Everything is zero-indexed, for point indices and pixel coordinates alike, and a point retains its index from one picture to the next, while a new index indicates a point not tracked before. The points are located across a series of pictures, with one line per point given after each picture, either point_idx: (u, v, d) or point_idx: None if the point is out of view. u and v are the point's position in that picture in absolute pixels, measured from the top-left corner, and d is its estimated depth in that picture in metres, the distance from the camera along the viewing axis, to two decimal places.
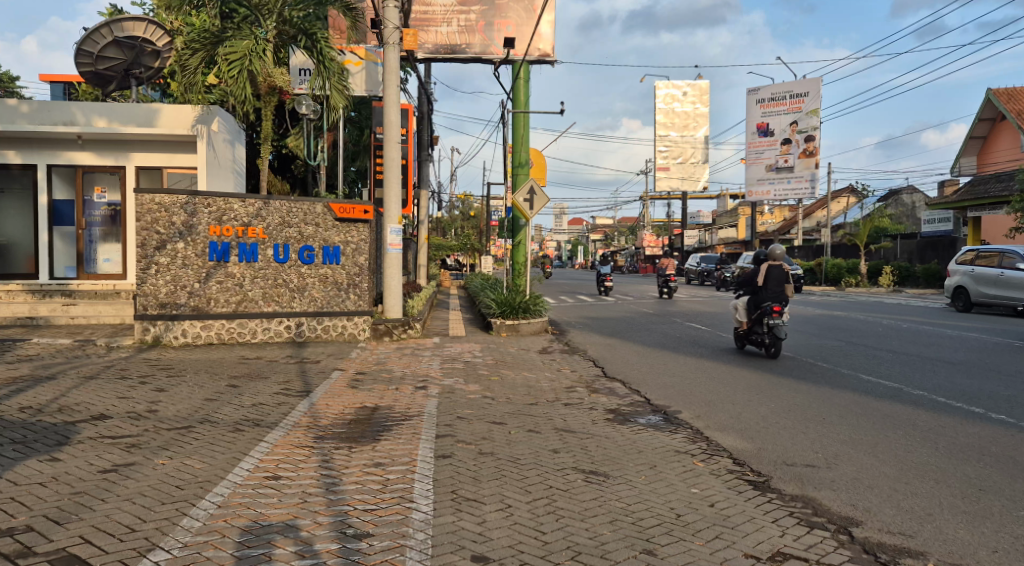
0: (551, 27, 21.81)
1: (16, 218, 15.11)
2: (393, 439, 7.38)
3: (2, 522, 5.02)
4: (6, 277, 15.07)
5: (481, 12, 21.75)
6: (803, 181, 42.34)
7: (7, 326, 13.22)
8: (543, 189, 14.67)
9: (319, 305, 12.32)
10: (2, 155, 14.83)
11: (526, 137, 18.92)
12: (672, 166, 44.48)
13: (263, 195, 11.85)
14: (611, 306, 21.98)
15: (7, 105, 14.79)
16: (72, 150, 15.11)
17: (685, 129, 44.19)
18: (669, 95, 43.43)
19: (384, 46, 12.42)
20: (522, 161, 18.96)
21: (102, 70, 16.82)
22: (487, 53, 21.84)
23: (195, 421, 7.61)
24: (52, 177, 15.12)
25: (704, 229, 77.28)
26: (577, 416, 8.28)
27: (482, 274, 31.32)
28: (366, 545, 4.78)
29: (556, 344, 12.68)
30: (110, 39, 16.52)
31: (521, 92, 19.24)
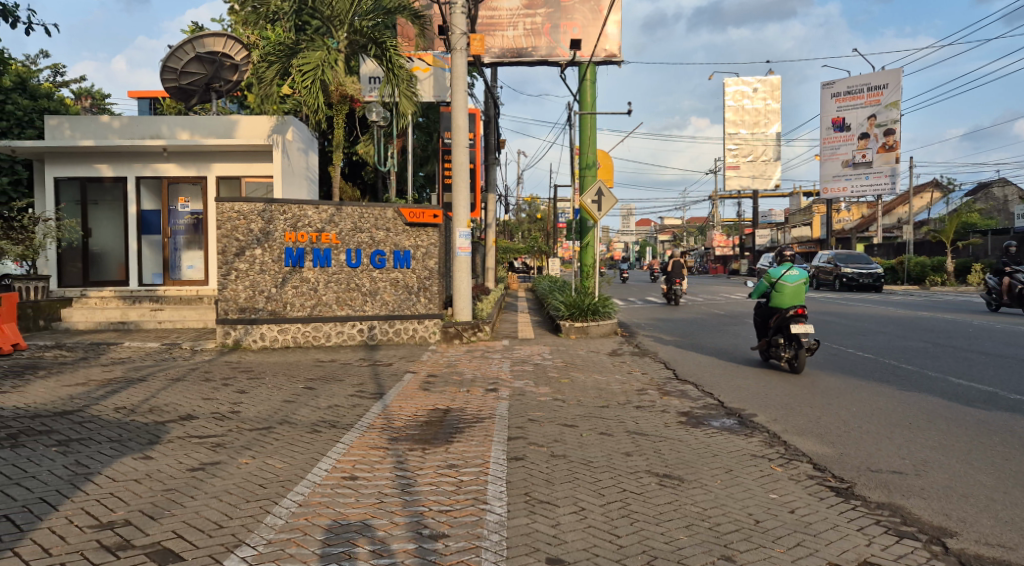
0: (618, 27, 21.72)
1: (108, 227, 15.90)
2: (466, 441, 7.46)
3: (101, 516, 5.28)
4: (98, 284, 15.81)
5: (548, 15, 21.92)
6: (882, 177, 41.05)
7: (101, 330, 13.82)
8: (612, 190, 14.52)
9: (391, 309, 12.54)
10: (96, 169, 15.65)
11: (592, 138, 18.83)
12: (742, 165, 43.70)
13: (335, 201, 12.17)
14: (682, 308, 21.59)
15: (100, 122, 15.77)
16: (159, 162, 15.75)
17: (755, 126, 43.13)
18: (738, 92, 42.64)
19: (451, 52, 12.50)
20: (589, 162, 18.94)
21: (185, 85, 17.52)
22: (553, 55, 21.96)
23: (275, 422, 7.84)
24: (141, 188, 15.86)
25: (776, 229, 75.46)
26: (649, 418, 8.19)
27: (550, 277, 31.16)
28: (442, 546, 4.84)
29: (626, 346, 12.57)
30: (192, 54, 17.22)
31: (588, 94, 19.24)
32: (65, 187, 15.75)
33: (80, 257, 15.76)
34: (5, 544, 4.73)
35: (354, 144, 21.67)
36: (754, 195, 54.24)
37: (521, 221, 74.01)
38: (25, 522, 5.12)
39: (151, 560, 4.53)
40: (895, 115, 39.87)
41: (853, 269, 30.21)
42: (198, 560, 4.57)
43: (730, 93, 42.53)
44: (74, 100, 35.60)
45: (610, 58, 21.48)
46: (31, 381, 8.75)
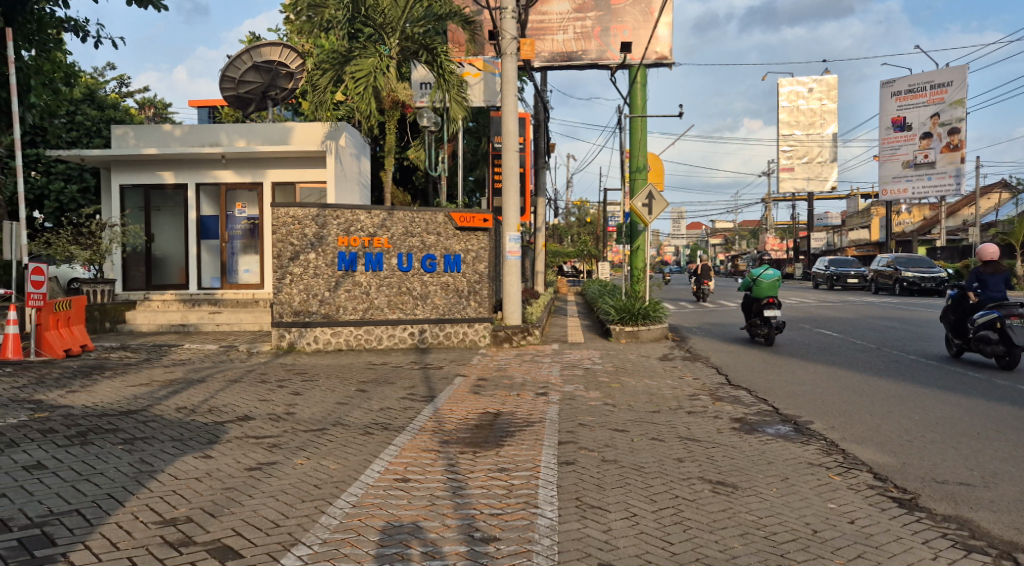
0: (669, 28, 21.62)
1: (169, 233, 16.42)
2: (516, 444, 7.46)
3: (164, 513, 5.44)
4: (161, 287, 16.34)
5: (598, 18, 22.08)
6: (946, 177, 39.82)
7: (162, 332, 14.19)
8: (663, 193, 14.39)
9: (441, 313, 12.65)
10: (158, 176, 16.16)
11: (642, 142, 18.60)
12: (796, 166, 42.73)
13: (387, 206, 12.33)
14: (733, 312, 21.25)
15: (163, 131, 16.35)
16: (217, 169, 16.17)
17: (810, 127, 42.38)
18: (793, 92, 42.28)
19: (501, 57, 12.54)
20: (639, 165, 18.89)
21: (243, 93, 17.99)
22: (603, 58, 22.06)
23: (329, 424, 7.96)
24: (201, 195, 16.28)
25: (832, 231, 73.77)
26: (701, 424, 8.07)
27: (599, 280, 30.98)
28: (494, 549, 4.84)
29: (677, 351, 12.43)
30: (250, 63, 17.65)
31: (638, 97, 19.17)
32: (130, 194, 16.30)
33: (143, 262, 16.36)
34: (76, 537, 4.90)
35: (404, 150, 22.02)
36: (808, 197, 53.02)
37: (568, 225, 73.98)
38: (93, 516, 5.29)
39: (212, 556, 4.63)
40: (960, 114, 38.58)
41: (914, 273, 29.41)
42: (257, 557, 4.66)
43: (784, 93, 42.26)
44: (138, 110, 36.95)
45: (661, 61, 21.38)
46: (97, 381, 9.06)
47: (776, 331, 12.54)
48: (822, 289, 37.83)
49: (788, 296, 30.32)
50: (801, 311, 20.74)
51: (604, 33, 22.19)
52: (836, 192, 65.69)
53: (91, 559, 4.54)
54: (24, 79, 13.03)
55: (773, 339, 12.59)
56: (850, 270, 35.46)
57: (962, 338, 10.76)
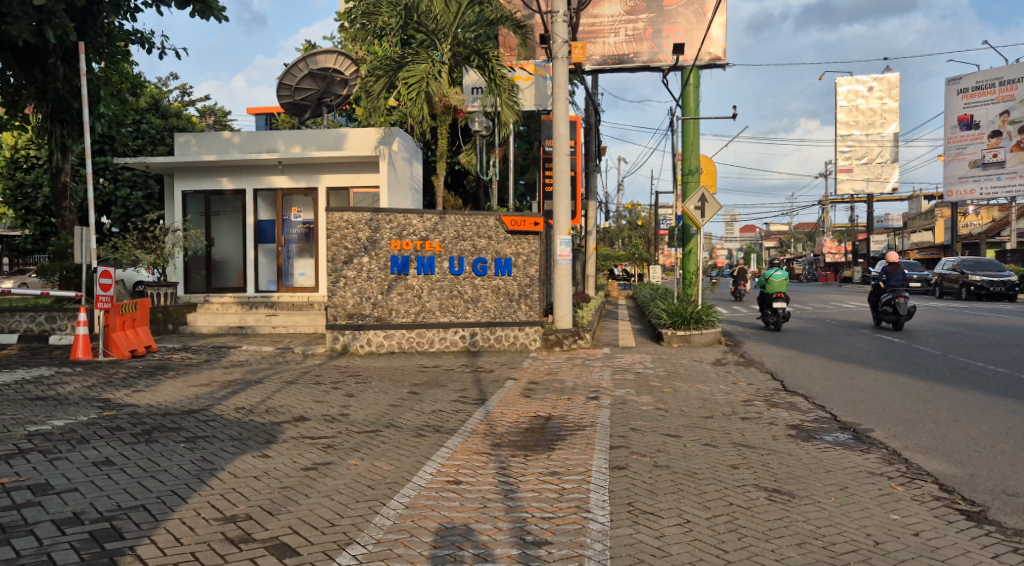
0: (722, 30, 21.51)
1: (228, 237, 16.85)
2: (567, 448, 7.44)
3: (225, 510, 5.58)
4: (220, 290, 16.79)
5: (649, 20, 22.17)
6: (1016, 177, 38.56)
7: (221, 334, 14.56)
8: (715, 196, 14.18)
9: (492, 316, 12.72)
10: (217, 182, 16.63)
11: (696, 144, 18.55)
12: (855, 167, 41.81)
13: (438, 210, 12.44)
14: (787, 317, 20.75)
15: (223, 138, 16.83)
16: (273, 175, 16.55)
17: (870, 127, 40.93)
18: (852, 91, 40.28)
19: (552, 61, 12.53)
20: (692, 168, 18.89)
21: (299, 100, 18.35)
22: (655, 60, 22.11)
23: (381, 425, 8.06)
24: (258, 200, 16.69)
25: (892, 234, 71.65)
26: (757, 431, 7.91)
27: (650, 284, 30.70)
28: (545, 552, 4.83)
29: (731, 356, 12.22)
30: (306, 71, 18.13)
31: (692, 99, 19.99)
32: (191, 200, 16.82)
33: (203, 265, 16.84)
34: (142, 531, 5.05)
35: (455, 154, 22.31)
36: (866, 198, 51.62)
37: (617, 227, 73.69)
38: (158, 512, 5.45)
39: (271, 553, 4.72)
40: None
41: (982, 278, 28.48)
42: (313, 555, 4.74)
43: (842, 93, 40.36)
44: (200, 118, 38.29)
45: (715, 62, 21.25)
46: (161, 381, 9.35)
47: (782, 319, 15.96)
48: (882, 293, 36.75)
49: (847, 300, 29.61)
50: (859, 317, 20.15)
51: (656, 35, 22.27)
52: (896, 193, 63.86)
53: (157, 553, 4.67)
54: (94, 90, 13.62)
55: (780, 326, 15.88)
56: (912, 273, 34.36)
57: (878, 313, 16.49)
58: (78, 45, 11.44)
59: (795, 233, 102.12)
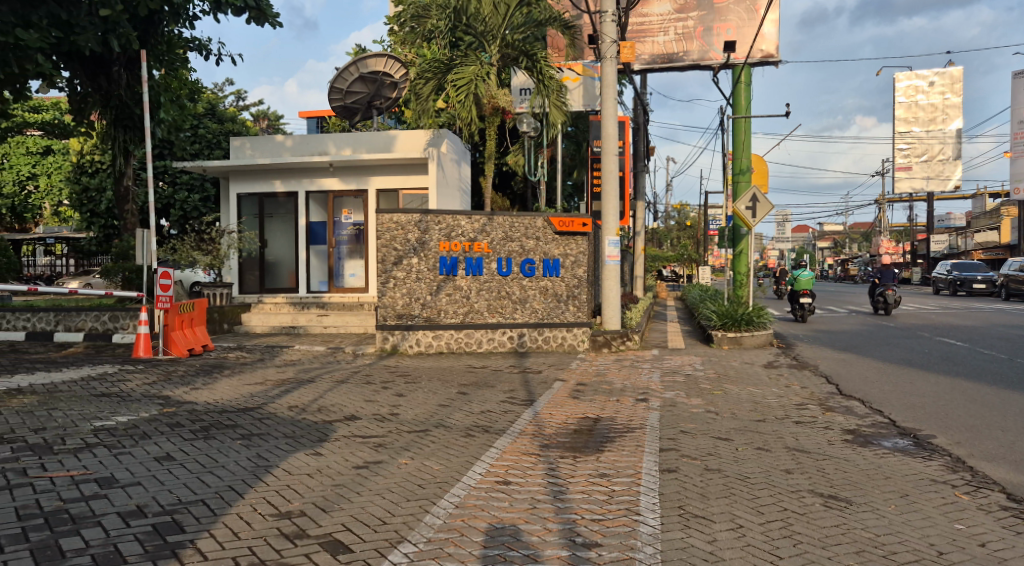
0: (774, 27, 22.29)
1: (281, 238, 17.19)
2: (617, 450, 7.39)
3: (280, 506, 5.68)
4: (273, 291, 17.14)
5: (700, 18, 23.07)
6: None
7: (274, 334, 14.84)
8: (767, 196, 13.95)
9: (540, 317, 12.72)
10: (271, 185, 17.00)
11: (746, 143, 19.26)
12: (915, 165, 39.70)
13: (487, 212, 12.51)
14: (842, 319, 20.26)
15: (276, 142, 17.21)
16: (324, 177, 16.82)
17: (930, 123, 39.23)
18: (911, 87, 39.09)
19: (601, 61, 12.48)
20: (743, 169, 19.29)
21: (350, 103, 18.62)
22: (705, 58, 23.07)
23: (431, 425, 8.13)
24: (310, 202, 16.98)
25: (952, 234, 69.39)
26: (811, 435, 7.76)
27: (700, 285, 30.30)
28: (595, 554, 4.81)
29: (783, 359, 11.99)
30: (356, 75, 18.30)
31: (742, 97, 19.69)
32: (245, 203, 17.22)
33: (258, 267, 17.22)
34: (202, 525, 5.18)
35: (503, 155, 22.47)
36: (927, 197, 50.10)
37: (663, 227, 72.99)
38: (217, 507, 5.59)
39: (324, 550, 4.79)
40: None
41: None
42: (365, 553, 4.79)
43: (901, 88, 39.11)
44: (253, 122, 39.38)
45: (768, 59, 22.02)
46: (217, 379, 9.57)
47: (808, 312, 19.00)
48: (944, 295, 35.62)
49: (902, 301, 28.91)
50: (917, 319, 19.56)
51: (707, 33, 23.17)
52: (958, 192, 61.91)
53: (216, 547, 4.77)
54: (155, 95, 14.04)
55: (806, 316, 19.04)
56: (976, 275, 33.23)
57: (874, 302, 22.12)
58: (142, 53, 11.79)
59: (848, 232, 99.47)
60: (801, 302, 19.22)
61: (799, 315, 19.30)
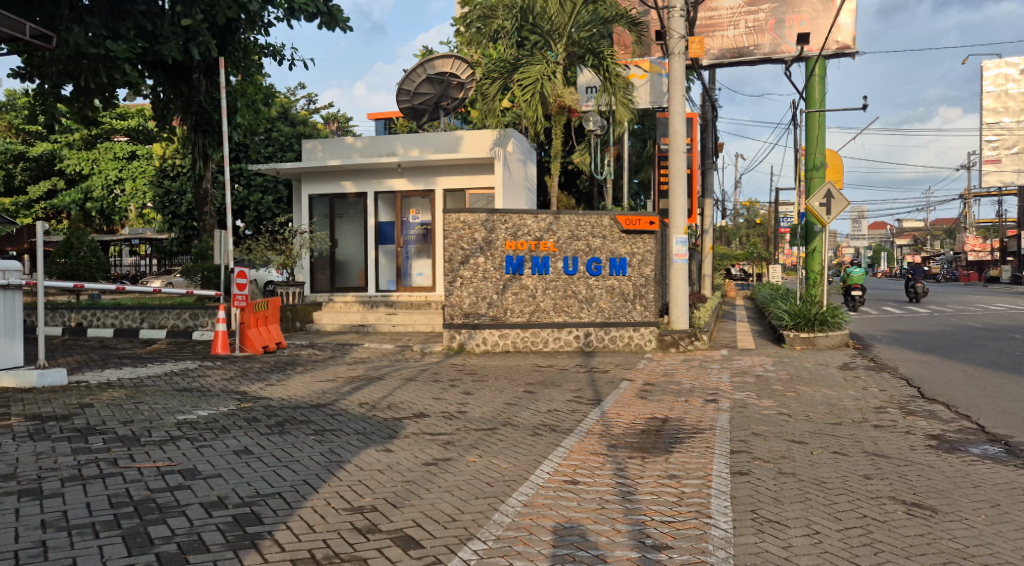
0: (850, 18, 23.65)
1: (351, 239, 17.55)
2: (686, 451, 7.29)
3: (353, 500, 5.80)
4: (343, 290, 17.52)
5: (771, 11, 25.02)
6: None
7: (344, 331, 15.18)
8: (842, 191, 13.54)
9: (606, 316, 12.65)
10: (341, 186, 17.40)
11: (820, 138, 19.29)
12: (1004, 157, 37.90)
13: (553, 210, 12.50)
14: (923, 319, 19.44)
15: (346, 143, 17.61)
16: (393, 178, 17.12)
17: (1022, 113, 37.20)
18: (1000, 75, 37.19)
19: (669, 57, 12.35)
20: (816, 164, 19.19)
21: (418, 105, 18.88)
22: (777, 51, 24.98)
23: (498, 423, 8.17)
24: (379, 203, 17.30)
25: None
26: (891, 440, 7.48)
27: (769, 284, 29.57)
28: (666, 556, 4.73)
29: (860, 360, 11.61)
30: (424, 76, 18.57)
31: (815, 90, 19.64)
32: (317, 203, 17.68)
33: (328, 266, 17.63)
34: (279, 517, 5.32)
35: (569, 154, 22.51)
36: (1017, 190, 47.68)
37: (729, 223, 71.81)
38: (293, 500, 5.74)
39: (396, 545, 4.86)
40: None
41: None
42: (436, 548, 4.84)
43: (989, 77, 37.46)
44: (324, 124, 40.41)
45: (843, 49, 23.61)
46: (291, 376, 9.86)
47: (859, 304, 22.34)
48: None
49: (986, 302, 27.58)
50: (1003, 320, 18.60)
51: (780, 25, 25.12)
52: None
53: (292, 539, 4.90)
54: (233, 100, 14.62)
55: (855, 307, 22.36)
56: None
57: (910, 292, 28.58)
58: (220, 61, 12.11)
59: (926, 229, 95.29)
60: (853, 295, 22.65)
61: (850, 305, 22.71)
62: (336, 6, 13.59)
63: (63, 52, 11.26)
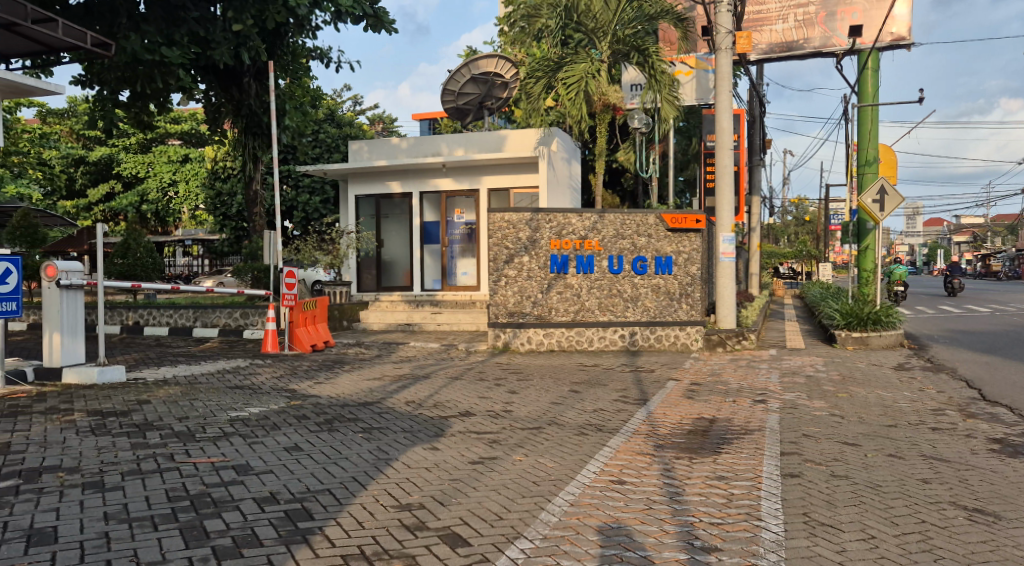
0: (906, 9, 23.03)
1: (397, 239, 17.73)
2: (735, 452, 7.18)
3: (401, 498, 5.85)
4: (389, 289, 17.71)
5: (821, 4, 24.67)
6: None
7: (390, 329, 15.33)
8: (896, 187, 13.20)
9: (652, 315, 12.55)
10: (387, 186, 17.59)
11: (873, 132, 18.72)
12: None
13: (598, 209, 12.45)
14: (981, 319, 18.76)
15: (391, 143, 17.77)
16: (438, 177, 17.24)
17: None
18: None
19: (716, 53, 12.16)
20: (869, 158, 18.68)
21: (462, 105, 18.98)
22: (828, 44, 24.65)
23: (544, 423, 8.16)
24: (424, 203, 17.43)
25: None
26: (951, 444, 7.26)
27: (819, 283, 28.98)
28: (715, 559, 4.67)
29: (917, 361, 11.29)
30: (468, 76, 18.66)
31: (868, 84, 19.29)
32: (363, 204, 17.90)
33: (374, 266, 17.83)
34: (329, 513, 5.40)
35: (614, 152, 22.43)
36: None
37: (777, 220, 70.58)
38: (342, 496, 5.81)
39: (444, 542, 4.89)
40: None
41: None
42: (484, 547, 4.85)
43: None
44: (370, 125, 41.01)
45: (897, 40, 23.02)
46: (339, 374, 10.01)
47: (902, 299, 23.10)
48: None
49: None
50: None
51: (831, 18, 24.70)
52: None
53: (342, 535, 4.96)
54: (281, 103, 14.74)
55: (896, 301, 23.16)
56: None
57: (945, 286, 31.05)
58: (269, 64, 12.34)
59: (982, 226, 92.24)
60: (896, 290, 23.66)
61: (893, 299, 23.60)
62: (382, 9, 13.75)
63: (120, 58, 11.70)
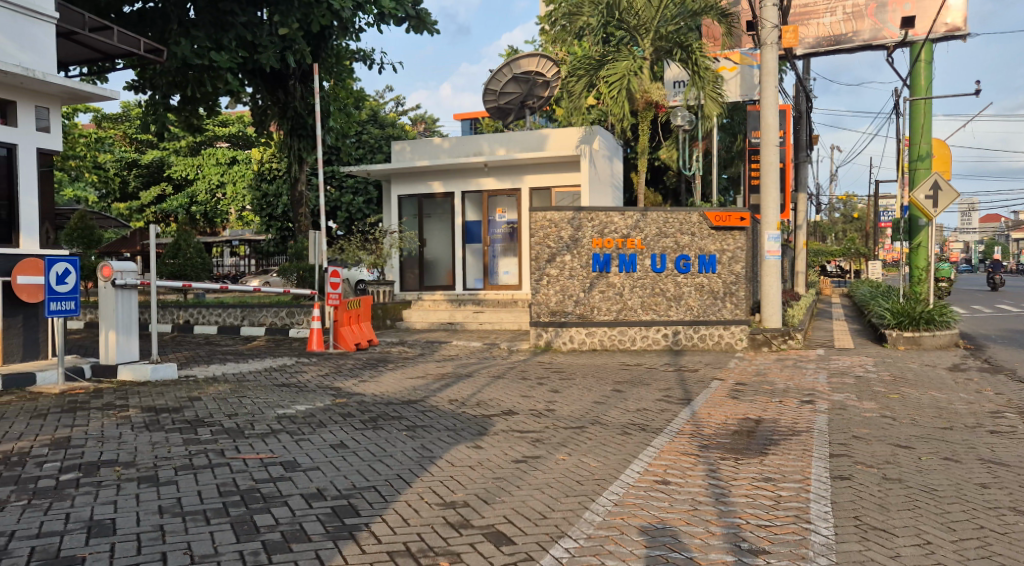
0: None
1: (439, 238, 17.85)
2: (782, 454, 7.06)
3: (445, 496, 5.88)
4: (431, 288, 17.84)
5: None
6: None
7: (433, 328, 15.44)
8: (950, 182, 12.84)
9: (695, 314, 12.42)
10: (429, 186, 17.73)
11: (925, 126, 18.18)
12: None
13: (640, 207, 12.37)
14: None
15: (433, 144, 17.90)
16: (480, 177, 17.31)
17: None
18: None
19: (762, 48, 11.97)
20: (923, 153, 18.07)
21: (503, 104, 19.04)
22: (878, 37, 24.17)
23: (588, 422, 8.13)
24: (466, 202, 17.52)
25: None
26: (1010, 447, 7.03)
27: (866, 281, 28.43)
28: (764, 562, 4.59)
29: (973, 361, 10.99)
30: (509, 76, 18.70)
31: (921, 77, 18.73)
32: (406, 204, 18.07)
33: (417, 265, 17.97)
34: (375, 510, 5.45)
35: (656, 150, 22.28)
36: None
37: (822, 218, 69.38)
38: (387, 493, 5.86)
39: (488, 540, 4.89)
40: None
41: None
42: (528, 545, 4.85)
43: None
44: (412, 125, 41.43)
45: (952, 31, 22.32)
46: (382, 372, 10.12)
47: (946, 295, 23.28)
48: None
49: None
50: None
51: (881, 10, 24.23)
52: None
53: (388, 531, 5.01)
54: (325, 105, 15.01)
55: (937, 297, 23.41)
56: None
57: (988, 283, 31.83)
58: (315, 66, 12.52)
59: None
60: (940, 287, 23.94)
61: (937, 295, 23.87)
62: (424, 10, 13.87)
63: (171, 64, 12.00)
